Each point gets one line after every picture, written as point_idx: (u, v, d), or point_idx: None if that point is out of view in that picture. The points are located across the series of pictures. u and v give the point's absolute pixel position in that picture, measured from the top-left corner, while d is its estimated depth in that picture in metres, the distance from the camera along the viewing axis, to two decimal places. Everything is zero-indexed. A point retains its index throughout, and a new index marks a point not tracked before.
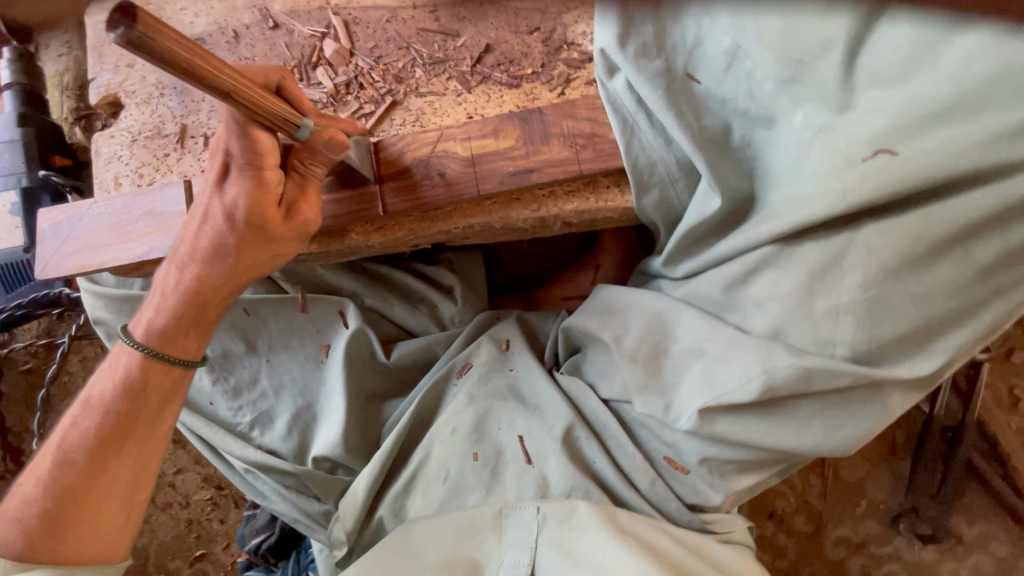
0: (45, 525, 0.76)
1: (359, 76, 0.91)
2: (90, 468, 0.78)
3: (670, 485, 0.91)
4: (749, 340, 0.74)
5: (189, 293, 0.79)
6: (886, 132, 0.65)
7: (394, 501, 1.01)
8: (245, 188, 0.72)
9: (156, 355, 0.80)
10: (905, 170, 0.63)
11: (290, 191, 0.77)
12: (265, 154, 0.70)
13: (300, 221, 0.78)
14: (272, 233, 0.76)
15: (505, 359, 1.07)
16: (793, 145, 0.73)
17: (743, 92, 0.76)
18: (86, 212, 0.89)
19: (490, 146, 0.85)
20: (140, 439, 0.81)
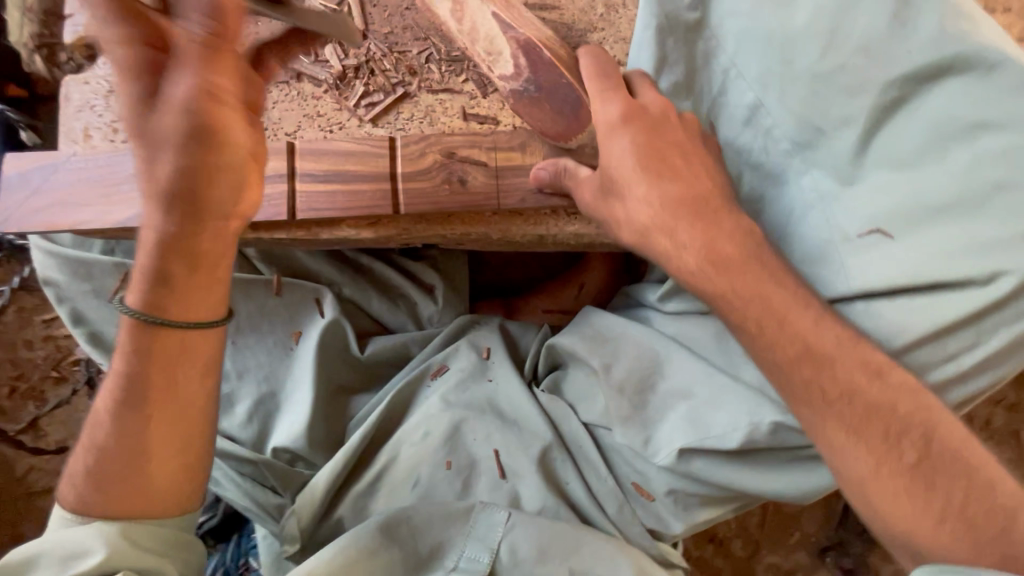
0: (102, 482, 0.69)
1: (370, 62, 0.87)
2: (116, 433, 0.68)
3: (636, 510, 0.94)
4: (738, 390, 0.82)
5: (151, 244, 0.66)
6: (884, 217, 0.69)
7: (357, 500, 0.99)
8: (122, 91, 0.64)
9: (159, 322, 0.67)
10: (895, 254, 0.68)
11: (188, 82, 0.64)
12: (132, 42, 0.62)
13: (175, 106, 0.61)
14: (152, 133, 0.63)
15: (485, 369, 1.07)
16: (799, 207, 0.76)
17: (759, 146, 0.79)
18: (62, 164, 0.82)
19: (517, 161, 0.83)
20: (167, 396, 0.69)
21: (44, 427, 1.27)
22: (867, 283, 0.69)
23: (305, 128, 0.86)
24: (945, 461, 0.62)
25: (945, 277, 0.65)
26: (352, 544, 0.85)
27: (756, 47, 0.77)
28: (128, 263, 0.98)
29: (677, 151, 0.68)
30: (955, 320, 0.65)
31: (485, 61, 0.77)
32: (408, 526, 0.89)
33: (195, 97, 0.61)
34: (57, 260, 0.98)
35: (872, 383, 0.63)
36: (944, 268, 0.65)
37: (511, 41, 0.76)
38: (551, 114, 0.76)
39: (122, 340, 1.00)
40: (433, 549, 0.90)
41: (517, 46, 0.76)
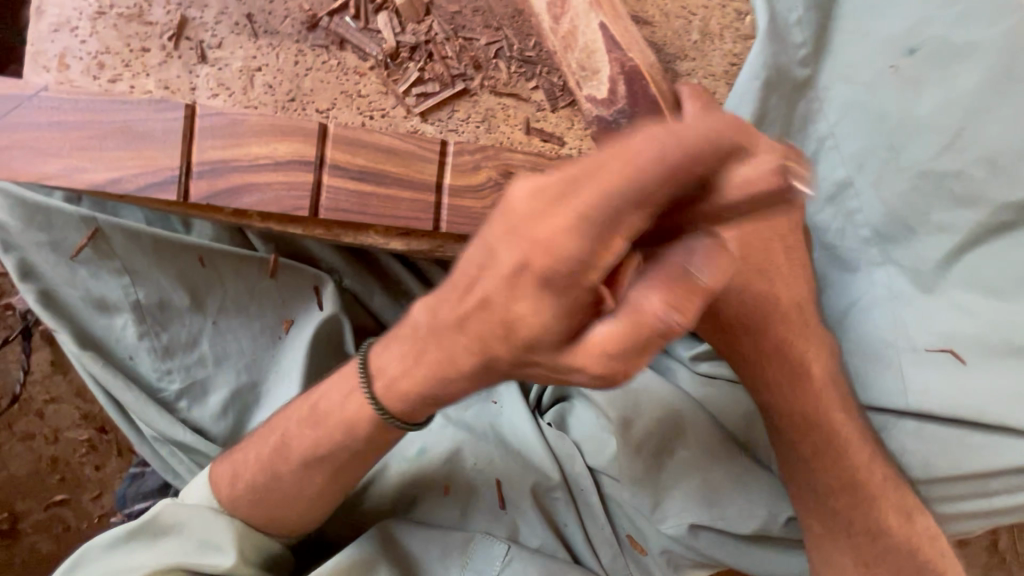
0: (254, 496, 0.69)
1: (430, 43, 0.74)
2: (303, 478, 0.67)
3: (628, 563, 0.90)
4: (761, 476, 0.79)
5: (428, 379, 0.51)
6: (958, 337, 0.66)
7: (339, 512, 0.91)
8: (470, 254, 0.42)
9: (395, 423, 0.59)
10: (961, 381, 0.65)
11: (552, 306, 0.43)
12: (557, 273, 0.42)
13: (545, 342, 0.41)
14: (477, 327, 0.44)
15: (489, 389, 1.00)
16: (867, 302, 0.71)
17: (837, 227, 0.72)
18: (28, 100, 0.65)
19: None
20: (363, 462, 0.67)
21: None
22: (927, 405, 0.65)
23: (340, 108, 0.73)
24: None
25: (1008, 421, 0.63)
26: (344, 561, 0.79)
27: (862, 123, 0.70)
28: (100, 218, 0.83)
29: (773, 241, 0.62)
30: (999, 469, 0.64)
31: (575, 77, 0.65)
32: (399, 555, 0.84)
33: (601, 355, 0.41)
34: (11, 201, 0.81)
35: (901, 525, 0.63)
36: (1007, 411, 0.63)
37: (615, 63, 0.63)
38: None
39: (83, 304, 0.85)
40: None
41: (619, 72, 0.63)
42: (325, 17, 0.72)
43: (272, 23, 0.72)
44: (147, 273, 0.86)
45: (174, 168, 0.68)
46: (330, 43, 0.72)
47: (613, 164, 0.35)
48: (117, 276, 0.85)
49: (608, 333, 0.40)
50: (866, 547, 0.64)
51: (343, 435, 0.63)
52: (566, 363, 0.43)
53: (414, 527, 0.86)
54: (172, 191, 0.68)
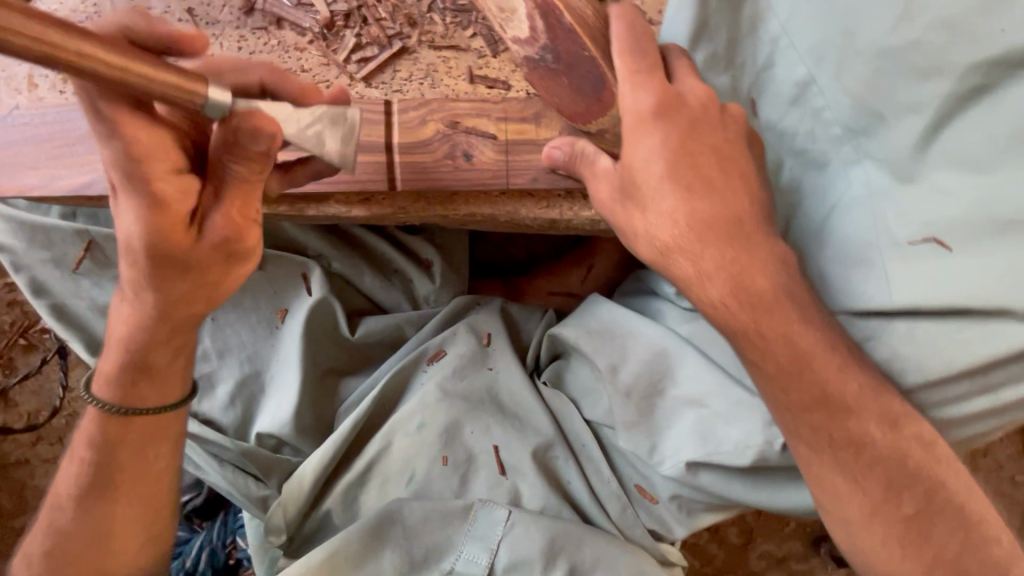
0: (70, 544, 0.73)
1: (363, 8, 0.75)
2: (90, 506, 0.74)
3: (638, 512, 0.90)
4: (755, 403, 0.74)
5: (127, 345, 0.70)
6: (943, 223, 0.60)
7: (347, 491, 0.94)
8: (140, 213, 0.59)
9: (116, 410, 0.73)
10: (950, 270, 0.59)
11: (205, 202, 0.62)
12: (153, 160, 0.57)
13: (216, 244, 0.62)
14: (190, 262, 0.63)
15: (484, 356, 1.00)
16: (844, 202, 0.66)
17: (806, 131, 0.68)
18: (5, 119, 0.73)
19: (529, 134, 0.73)
20: (143, 482, 0.75)
21: (14, 397, 1.20)
22: (911, 299, 0.60)
23: None
24: (951, 514, 0.59)
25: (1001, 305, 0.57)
26: (351, 536, 0.84)
27: (812, 12, 0.65)
28: (92, 229, 0.88)
29: (712, 153, 0.61)
30: (991, 359, 0.59)
31: (495, 19, 0.62)
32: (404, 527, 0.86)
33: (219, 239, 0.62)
34: (13, 224, 0.87)
35: (884, 434, 0.60)
36: (1000, 292, 0.57)
37: None
38: (568, 92, 0.63)
39: (90, 313, 0.91)
40: (428, 551, 0.87)
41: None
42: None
43: (212, 14, 0.75)
44: None
45: None
46: (269, 24, 0.75)
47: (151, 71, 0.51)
48: (117, 283, 0.91)
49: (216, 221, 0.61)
50: (852, 462, 0.60)
51: (135, 447, 0.74)
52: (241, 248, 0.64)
53: (412, 503, 0.87)
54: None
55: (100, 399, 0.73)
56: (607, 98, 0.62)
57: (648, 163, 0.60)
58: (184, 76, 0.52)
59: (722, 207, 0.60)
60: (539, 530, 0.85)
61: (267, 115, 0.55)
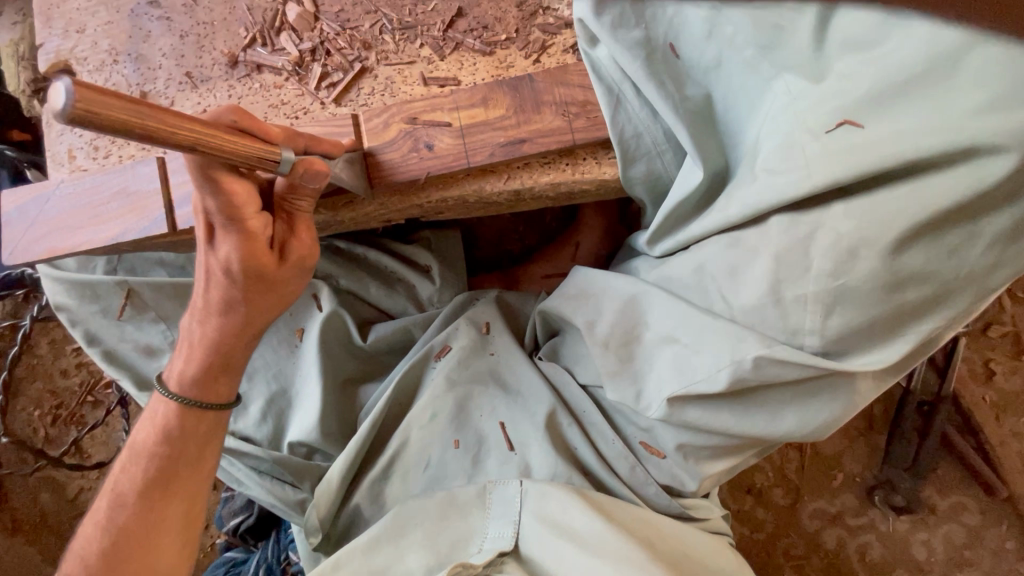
0: (118, 537, 0.81)
1: (325, 42, 0.87)
2: (140, 503, 0.82)
3: (647, 469, 0.91)
4: (719, 326, 0.74)
5: (211, 352, 0.82)
6: (854, 104, 0.63)
7: (373, 486, 0.99)
8: (234, 243, 0.71)
9: (194, 404, 0.83)
10: (869, 144, 0.62)
11: (280, 231, 0.75)
12: (243, 205, 0.68)
13: (295, 262, 0.76)
14: (272, 280, 0.76)
15: (485, 343, 1.05)
16: (771, 111, 0.70)
17: (720, 60, 0.72)
18: (53, 193, 0.89)
19: (481, 117, 0.82)
20: (194, 479, 0.85)
21: (87, 449, 1.35)
22: (832, 176, 0.64)
23: (271, 118, 0.87)
24: None
25: (907, 155, 0.59)
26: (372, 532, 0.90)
27: None
28: (129, 280, 1.01)
29: None
30: (938, 210, 0.60)
31: None
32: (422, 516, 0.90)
33: (294, 257, 0.76)
34: (66, 285, 1.02)
35: None
36: (902, 149, 0.60)
37: None
38: None
39: (134, 352, 1.04)
40: (446, 540, 0.88)
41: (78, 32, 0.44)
42: (241, 53, 0.88)
43: (205, 72, 0.89)
44: (176, 313, 1.04)
45: (160, 208, 0.84)
46: (251, 71, 0.88)
47: (223, 135, 0.59)
48: (156, 322, 1.04)
49: (295, 243, 0.75)
50: None
51: (187, 448, 0.84)
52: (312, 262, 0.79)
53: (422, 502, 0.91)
54: (163, 226, 0.84)
55: (178, 394, 0.83)
56: None
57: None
58: (259, 144, 0.64)
59: None
60: (550, 496, 0.88)
61: (317, 157, 0.69)
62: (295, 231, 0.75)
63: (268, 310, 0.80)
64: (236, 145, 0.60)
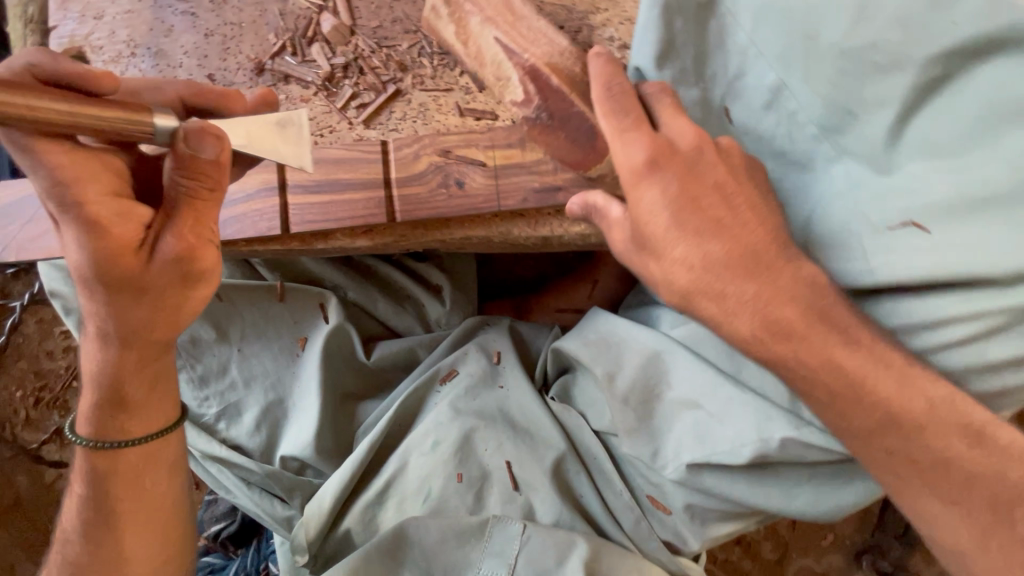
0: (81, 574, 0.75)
1: (359, 59, 0.83)
2: (92, 541, 0.75)
3: (651, 524, 0.90)
4: (751, 401, 0.78)
5: (98, 375, 0.70)
6: (923, 208, 0.64)
7: (366, 511, 0.95)
8: (78, 239, 0.59)
9: (109, 441, 0.73)
10: (939, 251, 0.62)
11: (155, 226, 0.62)
12: (77, 184, 0.58)
13: (167, 263, 0.61)
14: (145, 286, 0.62)
15: (495, 374, 1.03)
16: (829, 193, 0.70)
17: (783, 133, 0.72)
18: None
19: (516, 159, 0.78)
20: (144, 505, 0.76)
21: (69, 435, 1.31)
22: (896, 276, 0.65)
23: None
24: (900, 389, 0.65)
25: (975, 269, 0.61)
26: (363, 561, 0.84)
27: (773, 23, 0.68)
28: None
29: (716, 193, 0.66)
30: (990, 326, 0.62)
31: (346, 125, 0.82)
32: (423, 550, 0.87)
33: (174, 256, 0.61)
34: (61, 276, 0.97)
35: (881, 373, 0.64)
36: (980, 265, 0.60)
37: (517, 66, 0.71)
38: (567, 144, 0.72)
39: None
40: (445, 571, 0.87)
41: (524, 73, 0.71)
42: (269, 60, 0.83)
43: (229, 75, 0.84)
44: None
45: None
46: (277, 81, 0.83)
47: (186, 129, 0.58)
48: None
49: (170, 238, 0.60)
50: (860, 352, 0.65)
51: (132, 473, 0.75)
52: (199, 267, 0.64)
53: (426, 522, 0.87)
54: None
55: (93, 427, 0.73)
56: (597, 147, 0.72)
57: (653, 218, 0.65)
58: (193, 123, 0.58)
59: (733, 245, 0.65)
60: (554, 541, 0.85)
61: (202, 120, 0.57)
62: (174, 226, 0.60)
63: (159, 327, 0.67)
64: (198, 140, 0.56)
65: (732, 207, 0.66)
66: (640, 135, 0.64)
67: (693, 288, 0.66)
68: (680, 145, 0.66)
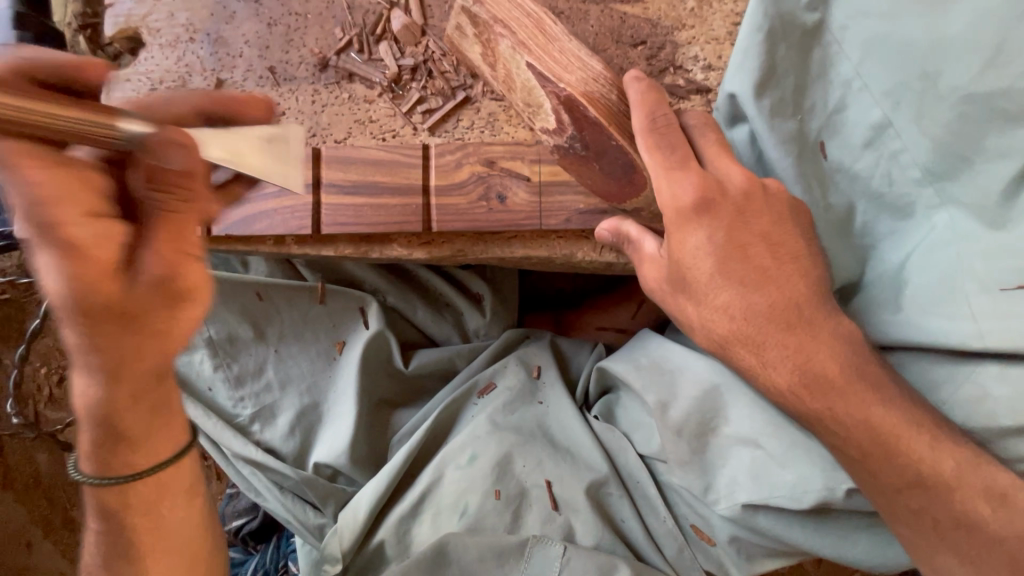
0: None
1: (429, 61, 0.78)
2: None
3: (695, 554, 0.87)
4: (817, 447, 0.76)
5: (87, 417, 0.61)
6: None
7: (400, 522, 0.92)
8: (57, 265, 0.51)
9: (108, 480, 0.65)
10: None
11: (128, 238, 0.54)
12: (58, 205, 0.50)
13: (153, 282, 0.54)
14: (131, 313, 0.55)
15: (534, 390, 1.00)
16: (926, 242, 0.68)
17: (881, 173, 0.70)
18: None
19: (562, 176, 0.75)
20: (181, 540, 0.71)
21: None
22: (1008, 341, 0.61)
23: (356, 135, 0.79)
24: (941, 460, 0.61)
25: None
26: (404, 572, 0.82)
27: (886, 59, 0.68)
28: None
29: (762, 244, 0.63)
30: None
31: (407, 129, 0.78)
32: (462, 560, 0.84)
33: (161, 274, 0.54)
34: None
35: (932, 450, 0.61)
36: None
37: (551, 96, 0.64)
38: (601, 177, 0.68)
39: None
40: None
41: (558, 102, 0.65)
42: (333, 56, 0.80)
43: (291, 69, 0.80)
44: None
45: None
46: (341, 79, 0.80)
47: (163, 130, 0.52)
48: None
49: (156, 252, 0.54)
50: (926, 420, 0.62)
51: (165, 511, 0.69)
52: (184, 285, 0.57)
53: (465, 539, 0.84)
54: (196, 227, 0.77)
55: (92, 473, 0.65)
56: (638, 181, 0.67)
57: (697, 264, 0.62)
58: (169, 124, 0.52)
59: (778, 301, 0.63)
60: (594, 565, 0.82)
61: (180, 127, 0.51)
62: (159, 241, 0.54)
63: (149, 359, 0.59)
64: (178, 146, 0.51)
65: (779, 258, 0.64)
66: (690, 174, 0.61)
67: (737, 336, 0.64)
68: (729, 187, 0.63)
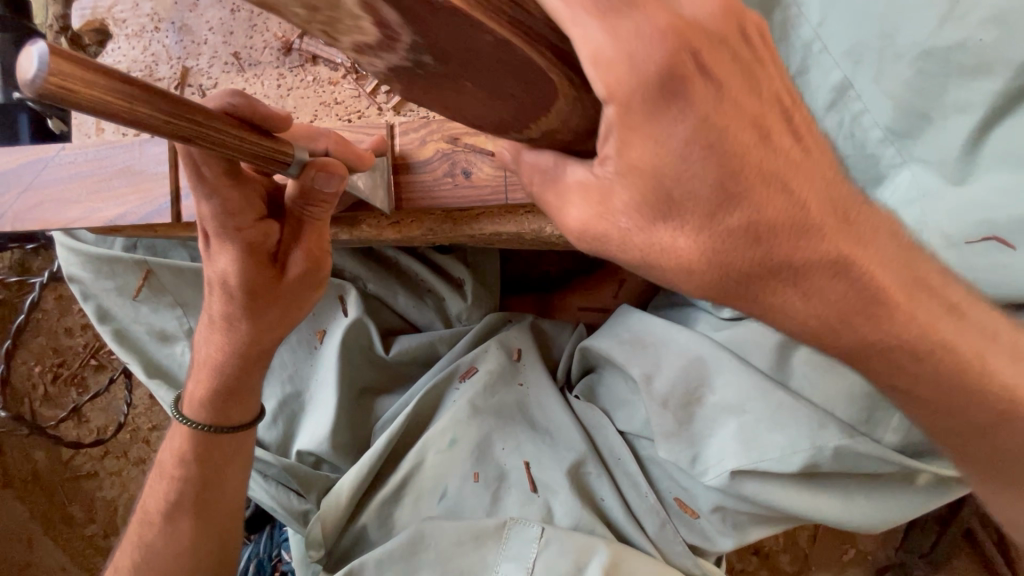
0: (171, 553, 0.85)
1: None
2: (170, 530, 0.85)
3: (677, 528, 0.86)
4: (801, 411, 0.75)
5: (219, 368, 0.79)
6: (1005, 221, 0.62)
7: (382, 507, 0.93)
8: (232, 257, 0.67)
9: (211, 429, 0.83)
10: (1009, 265, 0.62)
11: (286, 236, 0.69)
12: (236, 213, 0.64)
13: (299, 275, 0.71)
14: (277, 294, 0.72)
15: (515, 372, 0.99)
16: (896, 201, 0.68)
17: (845, 134, 0.69)
18: (52, 159, 0.81)
19: None
20: (223, 493, 0.87)
21: (86, 413, 1.31)
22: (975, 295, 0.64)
23: (322, 117, 0.79)
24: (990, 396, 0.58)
25: None
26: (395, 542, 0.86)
27: (849, 17, 0.66)
28: (150, 260, 0.95)
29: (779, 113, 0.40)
30: None
31: (374, 109, 0.78)
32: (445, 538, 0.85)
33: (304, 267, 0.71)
34: (80, 257, 0.95)
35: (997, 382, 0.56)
36: None
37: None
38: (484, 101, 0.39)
39: (147, 336, 0.98)
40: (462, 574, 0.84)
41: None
42: (297, 40, 0.80)
43: (255, 55, 0.81)
44: (194, 301, 0.98)
45: (165, 195, 0.77)
46: (305, 62, 0.80)
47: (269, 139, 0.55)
48: (171, 308, 0.98)
49: (303, 250, 0.70)
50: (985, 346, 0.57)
51: (204, 465, 0.84)
52: (321, 275, 0.74)
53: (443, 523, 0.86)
54: (165, 214, 0.77)
55: (190, 418, 0.83)
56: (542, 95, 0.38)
57: (685, 173, 0.37)
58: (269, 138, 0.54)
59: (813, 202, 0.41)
60: (572, 544, 0.82)
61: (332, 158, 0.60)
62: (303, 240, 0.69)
63: (275, 329, 0.76)
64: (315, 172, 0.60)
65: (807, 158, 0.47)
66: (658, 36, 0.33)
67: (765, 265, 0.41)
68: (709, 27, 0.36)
